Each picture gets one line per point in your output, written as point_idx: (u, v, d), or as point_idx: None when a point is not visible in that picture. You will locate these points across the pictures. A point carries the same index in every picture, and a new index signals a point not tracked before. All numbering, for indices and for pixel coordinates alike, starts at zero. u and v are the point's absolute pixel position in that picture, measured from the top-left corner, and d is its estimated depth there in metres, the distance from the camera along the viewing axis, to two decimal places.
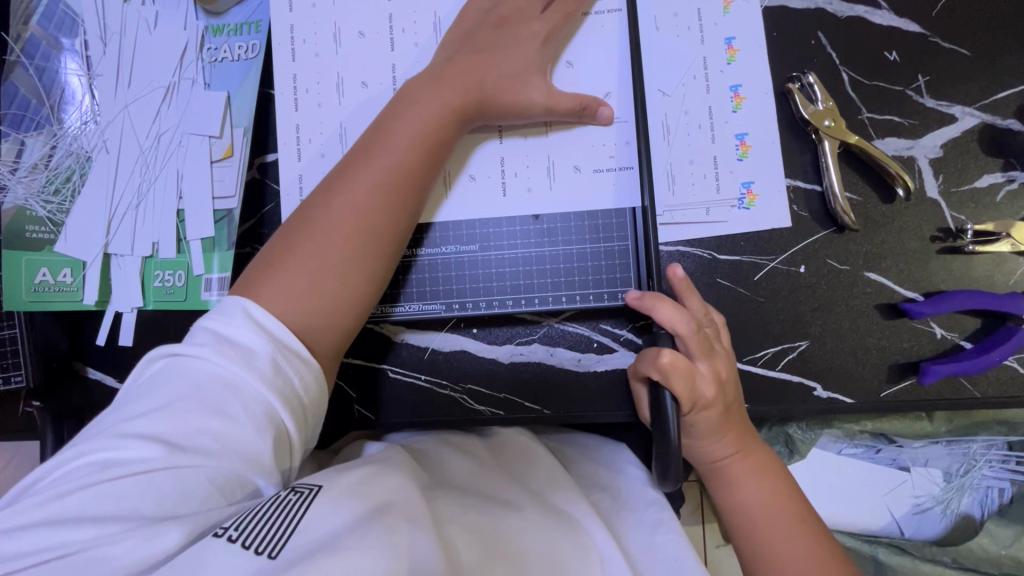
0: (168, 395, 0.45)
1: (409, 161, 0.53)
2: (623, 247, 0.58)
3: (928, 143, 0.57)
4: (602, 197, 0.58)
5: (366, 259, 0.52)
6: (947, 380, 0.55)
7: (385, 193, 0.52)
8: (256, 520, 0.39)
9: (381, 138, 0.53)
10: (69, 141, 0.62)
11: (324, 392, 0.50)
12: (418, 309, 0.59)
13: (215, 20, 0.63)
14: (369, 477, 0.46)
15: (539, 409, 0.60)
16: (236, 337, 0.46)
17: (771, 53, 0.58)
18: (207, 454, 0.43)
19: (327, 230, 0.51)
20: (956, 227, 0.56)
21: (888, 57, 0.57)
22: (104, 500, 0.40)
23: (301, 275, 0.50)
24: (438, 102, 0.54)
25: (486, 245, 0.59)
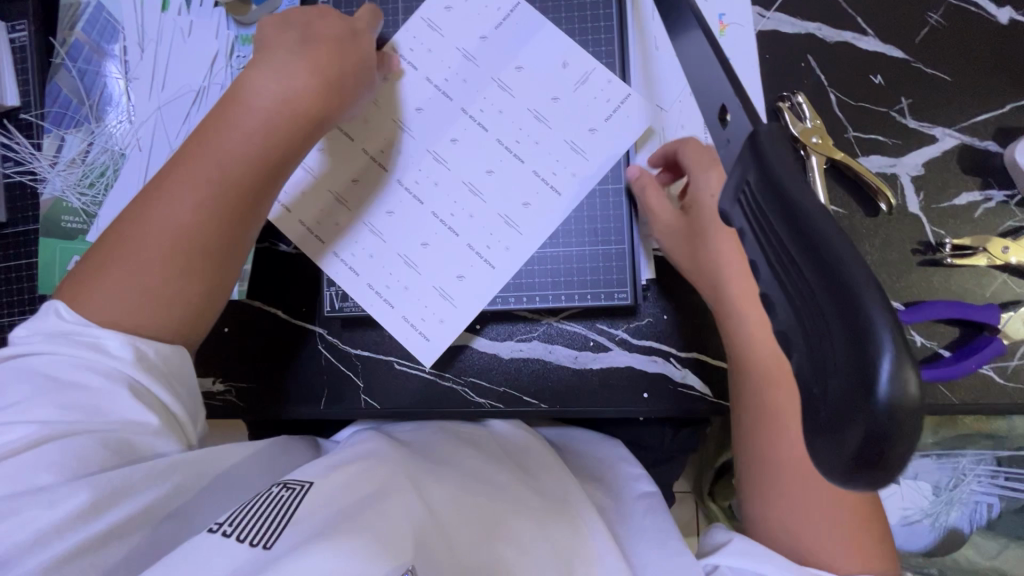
0: (18, 393, 0.43)
1: (237, 170, 0.50)
2: (620, 250, 0.61)
3: (910, 162, 0.60)
4: (603, 201, 0.61)
5: (192, 277, 0.49)
6: (927, 386, 0.58)
7: (215, 206, 0.49)
8: (249, 514, 0.42)
9: (213, 139, 0.50)
10: (105, 138, 0.66)
11: (187, 362, 0.50)
12: (416, 304, 0.61)
13: (245, 31, 0.67)
14: (363, 471, 0.49)
15: (536, 403, 0.63)
16: (76, 330, 0.46)
17: (763, 73, 0.62)
18: (85, 424, 0.43)
19: (149, 242, 0.48)
20: (936, 241, 0.59)
21: (873, 80, 0.61)
22: (0, 482, 0.40)
23: (152, 254, 0.48)
24: (277, 104, 0.50)
25: (479, 244, 0.61)
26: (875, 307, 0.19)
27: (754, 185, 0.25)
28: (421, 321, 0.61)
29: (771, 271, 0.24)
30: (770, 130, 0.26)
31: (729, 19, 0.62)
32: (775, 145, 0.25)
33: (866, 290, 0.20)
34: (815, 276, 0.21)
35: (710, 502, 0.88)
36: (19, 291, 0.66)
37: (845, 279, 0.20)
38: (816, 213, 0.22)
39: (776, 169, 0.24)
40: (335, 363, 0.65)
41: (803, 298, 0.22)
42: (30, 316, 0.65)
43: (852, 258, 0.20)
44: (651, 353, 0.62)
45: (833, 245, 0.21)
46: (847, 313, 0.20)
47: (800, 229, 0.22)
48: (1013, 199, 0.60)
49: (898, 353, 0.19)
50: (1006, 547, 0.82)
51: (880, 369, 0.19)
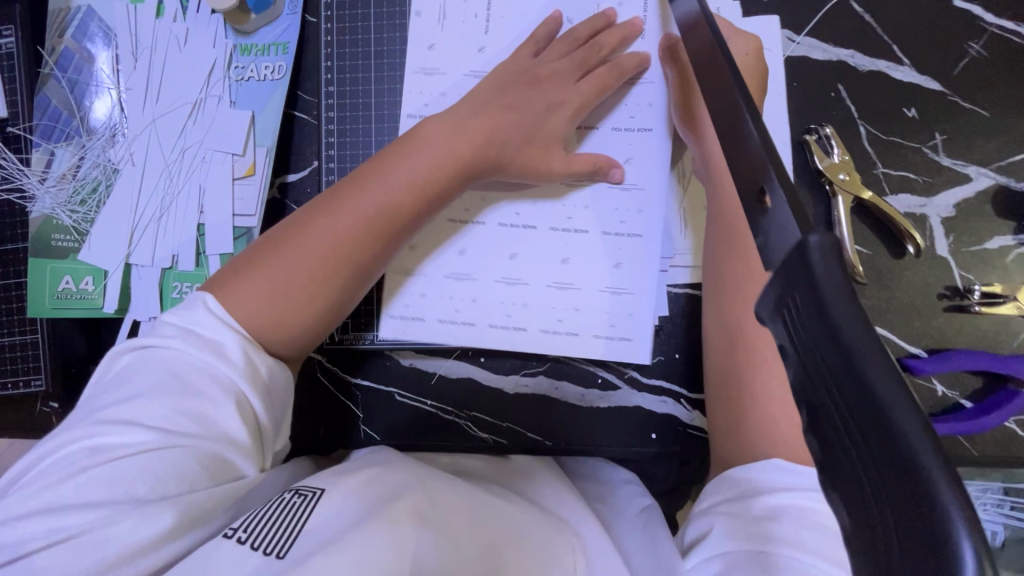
0: (142, 383, 0.46)
1: (399, 201, 0.54)
2: (640, 288, 0.59)
3: (940, 202, 0.57)
4: (621, 238, 0.59)
5: (333, 287, 0.53)
6: (947, 438, 0.56)
7: (367, 226, 0.53)
8: (262, 521, 0.42)
9: (375, 175, 0.55)
10: (97, 152, 0.63)
11: (282, 378, 0.52)
12: (598, 316, 0.59)
13: (244, 40, 0.64)
14: (371, 479, 0.47)
15: (541, 439, 0.61)
16: (205, 330, 0.48)
17: (790, 102, 0.59)
18: (189, 434, 0.44)
19: (299, 250, 0.52)
20: (964, 286, 0.57)
21: (906, 113, 0.58)
22: (97, 486, 0.41)
23: (315, 252, 0.53)
24: (445, 150, 0.55)
25: (614, 236, 0.59)
26: (944, 486, 0.18)
27: (799, 302, 0.24)
28: (616, 318, 0.59)
29: (819, 404, 0.22)
30: (821, 239, 0.23)
31: (756, 43, 0.59)
32: (826, 256, 0.23)
33: (925, 451, 0.18)
34: (871, 428, 0.20)
35: None
36: (9, 310, 0.64)
37: (899, 437, 0.19)
38: (866, 345, 0.21)
39: (832, 309, 0.22)
40: (334, 391, 0.63)
41: (856, 439, 0.20)
42: (21, 338, 0.63)
43: (902, 401, 0.19)
44: (661, 393, 0.60)
45: (885, 393, 0.20)
46: (907, 477, 0.18)
47: (851, 366, 0.21)
48: None
49: (971, 530, 0.17)
50: None
51: (962, 552, 0.17)
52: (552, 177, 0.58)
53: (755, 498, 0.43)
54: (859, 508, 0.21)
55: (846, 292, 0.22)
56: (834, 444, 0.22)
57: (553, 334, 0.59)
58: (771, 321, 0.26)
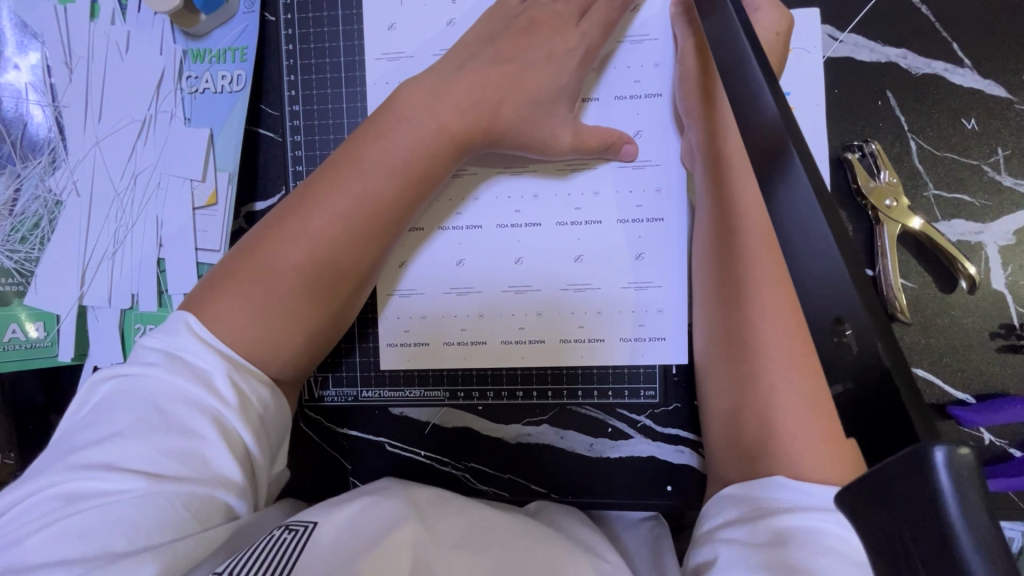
0: (123, 418, 0.39)
1: (386, 190, 0.45)
2: (658, 290, 0.47)
3: (1000, 228, 0.50)
4: (638, 232, 0.47)
5: (318, 291, 0.45)
6: (994, 493, 0.50)
7: (353, 222, 0.45)
8: (251, 559, 0.36)
9: (352, 160, 0.45)
10: (35, 182, 0.56)
11: (284, 412, 0.46)
12: (624, 319, 0.48)
13: (195, 45, 0.55)
14: (366, 510, 0.42)
15: (546, 492, 0.56)
16: (190, 355, 0.41)
17: (829, 113, 0.51)
18: (176, 478, 0.37)
19: (277, 256, 0.44)
20: (1020, 324, 0.50)
21: (965, 124, 0.50)
22: (67, 540, 0.34)
23: (288, 253, 0.44)
24: (432, 120, 0.45)
25: (634, 224, 0.47)
26: None
27: (909, 523, 0.18)
28: (644, 317, 0.48)
29: None
30: (951, 458, 0.17)
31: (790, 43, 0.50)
32: (959, 481, 0.17)
33: None
34: None
35: None
36: None
37: None
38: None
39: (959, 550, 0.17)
40: (319, 442, 0.57)
41: None
42: None
43: None
44: (678, 442, 0.54)
45: None
46: None
47: None
48: None
49: None
50: None
51: None
52: (555, 151, 0.47)
53: (766, 518, 0.35)
54: None
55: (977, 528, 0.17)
56: None
57: (571, 343, 0.48)
58: (865, 513, 0.20)
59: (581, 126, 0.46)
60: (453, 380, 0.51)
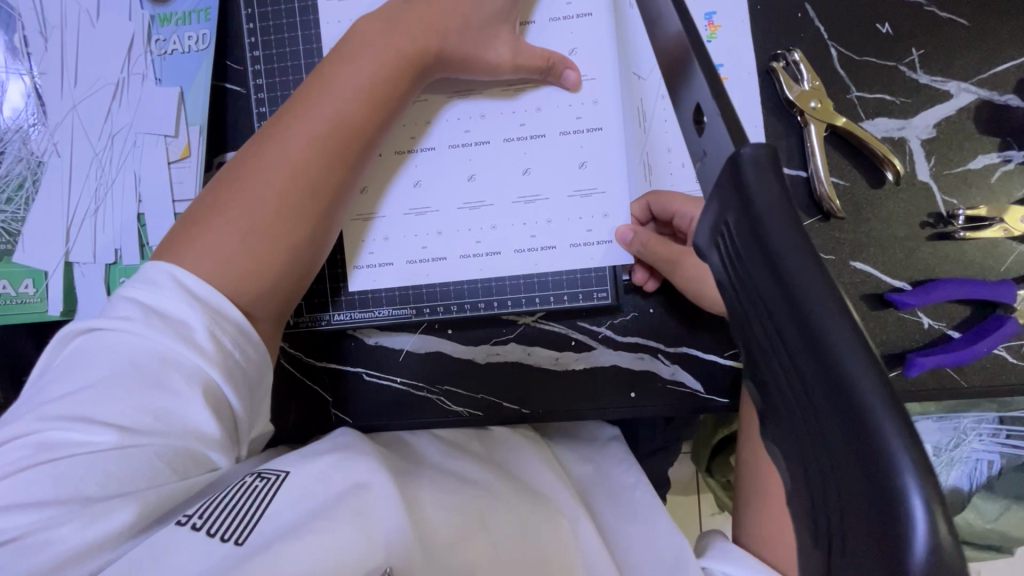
0: (97, 372, 0.41)
1: (353, 115, 0.48)
2: (602, 196, 0.52)
3: (920, 123, 0.54)
4: (581, 144, 0.52)
5: (301, 215, 0.48)
6: (935, 371, 0.54)
7: (327, 146, 0.48)
8: (218, 507, 0.40)
9: (319, 90, 0.49)
10: (18, 146, 0.59)
11: (267, 361, 0.47)
12: (571, 225, 0.52)
13: (161, 9, 0.59)
14: (342, 460, 0.45)
15: (519, 408, 0.59)
16: (167, 308, 0.42)
17: (755, 27, 0.54)
18: (149, 433, 0.40)
19: (259, 183, 0.47)
20: (948, 212, 0.54)
21: (880, 29, 0.54)
22: (44, 484, 0.38)
23: (268, 186, 0.47)
24: (386, 50, 0.48)
25: (574, 135, 0.52)
26: (879, 411, 0.19)
27: (733, 225, 0.24)
28: (591, 223, 0.52)
29: (754, 334, 0.24)
30: (752, 152, 0.23)
31: None
32: (760, 171, 0.23)
33: (864, 379, 0.19)
34: (807, 358, 0.21)
35: (707, 476, 0.91)
36: None
37: (841, 375, 0.20)
38: (809, 270, 0.21)
39: (769, 233, 0.22)
40: (301, 378, 0.60)
41: (797, 387, 0.22)
42: None
43: (841, 330, 0.20)
44: (638, 349, 0.57)
45: (821, 324, 0.20)
46: (847, 410, 0.20)
47: (792, 301, 0.21)
48: None
49: (925, 492, 0.18)
50: (1008, 508, 0.84)
51: (914, 513, 0.18)
52: (496, 69, 0.50)
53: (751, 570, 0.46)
54: (807, 446, 0.22)
55: (791, 222, 0.22)
56: (766, 368, 0.24)
57: (526, 251, 0.53)
58: (709, 249, 0.26)
59: (522, 46, 0.50)
60: (420, 297, 0.55)
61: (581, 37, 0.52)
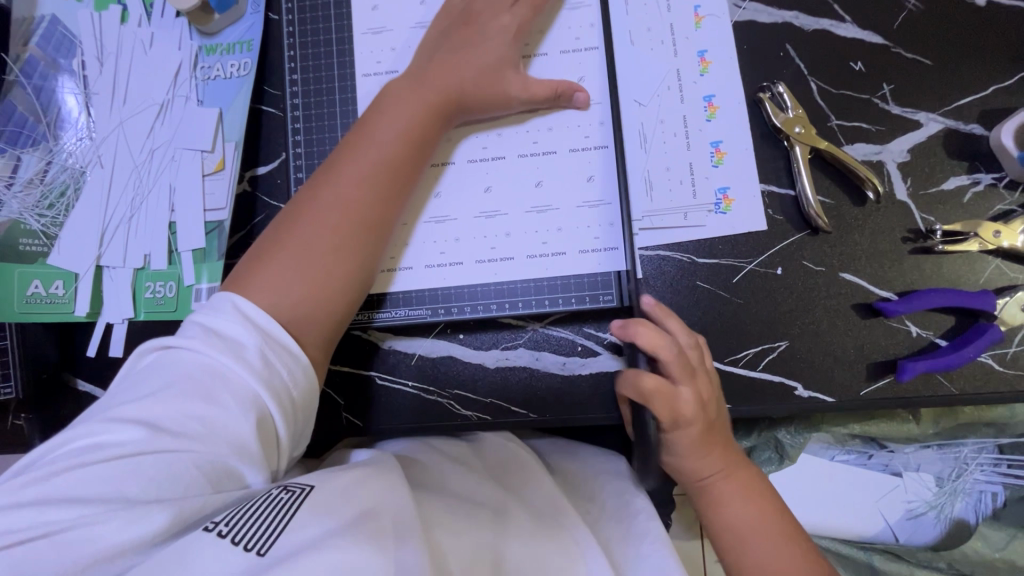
0: (157, 384, 0.45)
1: (394, 156, 0.53)
2: (608, 207, 0.56)
3: (895, 148, 0.59)
4: (590, 160, 0.57)
5: (353, 248, 0.52)
6: (925, 377, 0.56)
7: (373, 185, 0.52)
8: (246, 516, 0.40)
9: (364, 137, 0.54)
10: (64, 157, 0.64)
11: (314, 384, 0.49)
12: (579, 233, 0.56)
13: (208, 40, 0.65)
14: (364, 479, 0.46)
15: (526, 413, 0.60)
16: (225, 329, 0.46)
17: (743, 63, 0.61)
18: (195, 440, 0.43)
19: (314, 224, 0.51)
20: (926, 228, 0.58)
21: (854, 66, 0.60)
22: (89, 483, 0.40)
23: (322, 224, 0.51)
24: (420, 99, 0.54)
25: (583, 152, 0.57)
26: None
27: None
28: (598, 231, 0.56)
29: None
30: None
31: (705, 11, 0.61)
32: None
33: None
34: None
35: None
36: None
37: None
38: None
39: None
40: None
41: None
42: None
43: None
44: None
45: None
46: None
47: None
48: (1002, 181, 0.58)
49: None
50: (1017, 536, 0.79)
51: None
52: (510, 104, 0.56)
53: None
54: None
55: None
56: None
57: (537, 256, 0.57)
58: None
59: (530, 82, 0.56)
60: (435, 298, 0.58)
61: (589, 68, 0.58)
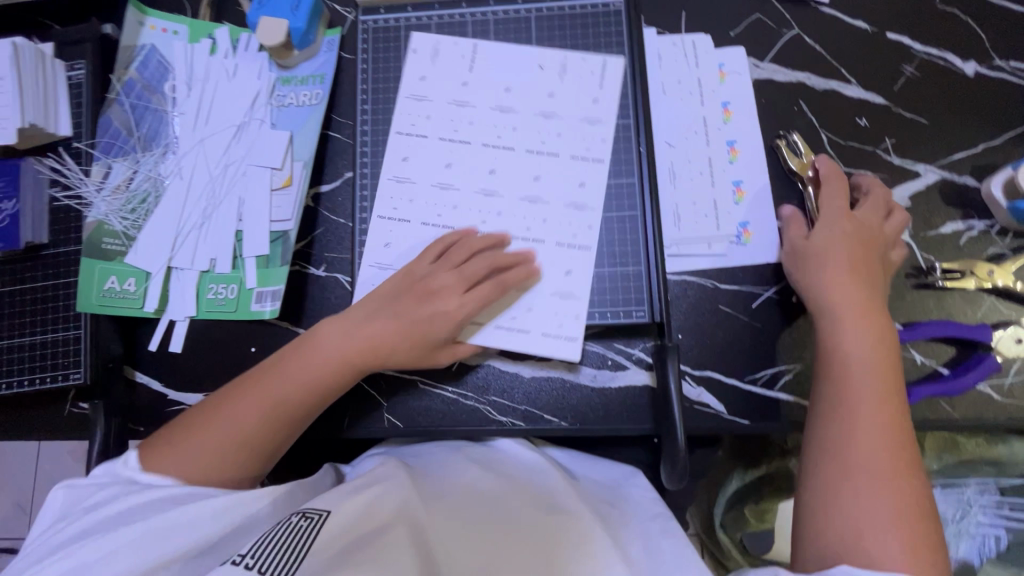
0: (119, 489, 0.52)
1: (314, 388, 0.58)
2: (635, 235, 0.65)
3: (897, 194, 0.66)
4: (624, 191, 0.65)
5: (269, 440, 0.56)
6: (928, 402, 0.61)
7: (293, 394, 0.57)
8: (270, 546, 0.44)
9: (302, 350, 0.59)
10: (149, 167, 0.70)
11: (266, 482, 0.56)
12: (546, 318, 0.63)
13: (286, 73, 0.73)
14: (379, 499, 0.51)
15: (558, 421, 0.64)
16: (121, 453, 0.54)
17: (761, 114, 0.68)
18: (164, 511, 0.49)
19: (233, 419, 0.55)
20: (926, 266, 0.64)
21: (859, 122, 0.68)
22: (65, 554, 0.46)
23: (242, 422, 0.55)
24: (341, 356, 0.59)
25: (618, 186, 0.66)
26: None
27: None
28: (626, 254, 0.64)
29: None
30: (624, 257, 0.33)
31: (728, 68, 0.69)
32: None
33: None
34: None
35: (719, 534, 0.90)
36: (45, 312, 0.67)
37: None
38: None
39: None
40: (361, 382, 0.66)
41: None
42: (55, 335, 0.66)
43: None
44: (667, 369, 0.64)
45: None
46: None
47: None
48: (993, 228, 0.65)
49: None
50: None
51: None
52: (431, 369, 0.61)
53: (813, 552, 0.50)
54: None
55: None
56: None
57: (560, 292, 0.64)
58: None
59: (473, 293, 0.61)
60: None
61: (626, 113, 0.67)
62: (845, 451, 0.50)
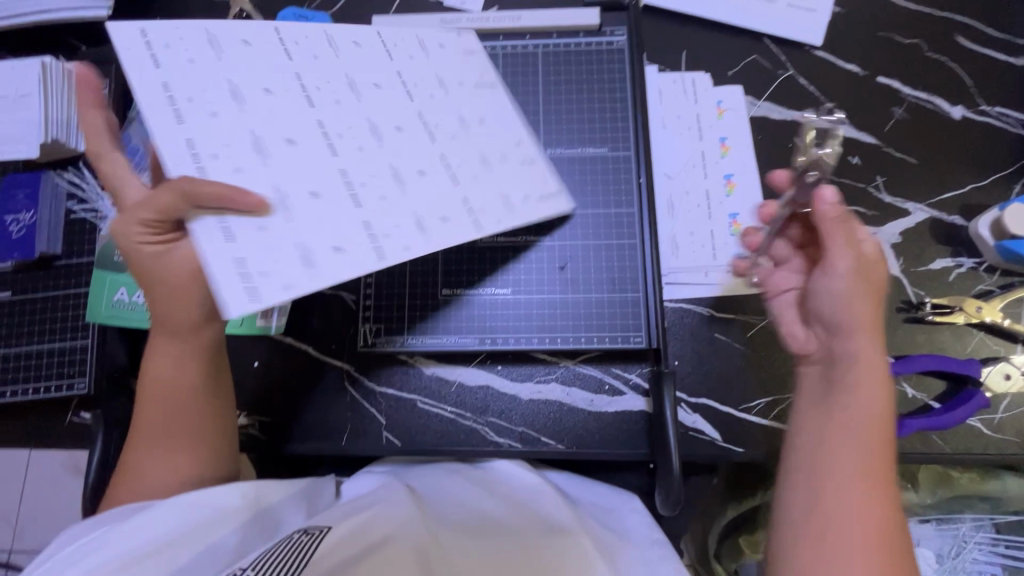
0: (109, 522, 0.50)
1: (175, 403, 0.56)
2: (633, 263, 0.66)
3: (888, 231, 0.68)
4: (624, 220, 0.68)
5: (183, 463, 0.56)
6: (920, 435, 0.62)
7: (170, 417, 0.56)
8: (271, 561, 0.44)
9: (149, 387, 0.57)
10: None
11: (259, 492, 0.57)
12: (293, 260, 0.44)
13: None
14: (372, 518, 0.51)
15: (555, 443, 0.65)
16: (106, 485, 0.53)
17: (757, 149, 0.71)
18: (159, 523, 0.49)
19: (149, 472, 0.55)
20: (916, 300, 0.66)
21: (852, 160, 0.71)
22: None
23: (155, 469, 0.55)
24: (170, 371, 0.56)
25: (618, 215, 0.68)
26: None
27: None
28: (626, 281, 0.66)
29: None
30: None
31: (726, 105, 0.72)
32: None
33: None
34: None
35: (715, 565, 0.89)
36: (54, 321, 0.68)
37: None
38: None
39: None
40: (360, 399, 0.67)
41: None
42: (62, 344, 0.68)
43: None
44: None
45: None
46: None
47: None
48: (982, 266, 0.67)
49: None
50: None
51: None
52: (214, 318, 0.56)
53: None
54: None
55: None
56: None
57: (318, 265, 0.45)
58: None
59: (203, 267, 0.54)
60: (483, 328, 0.66)
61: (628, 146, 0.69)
62: (826, 459, 0.46)
